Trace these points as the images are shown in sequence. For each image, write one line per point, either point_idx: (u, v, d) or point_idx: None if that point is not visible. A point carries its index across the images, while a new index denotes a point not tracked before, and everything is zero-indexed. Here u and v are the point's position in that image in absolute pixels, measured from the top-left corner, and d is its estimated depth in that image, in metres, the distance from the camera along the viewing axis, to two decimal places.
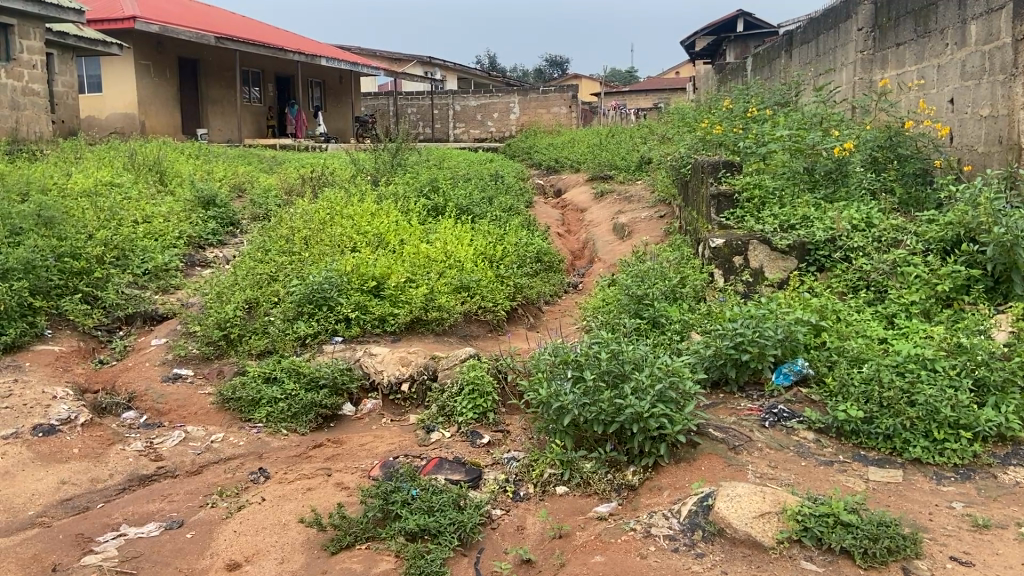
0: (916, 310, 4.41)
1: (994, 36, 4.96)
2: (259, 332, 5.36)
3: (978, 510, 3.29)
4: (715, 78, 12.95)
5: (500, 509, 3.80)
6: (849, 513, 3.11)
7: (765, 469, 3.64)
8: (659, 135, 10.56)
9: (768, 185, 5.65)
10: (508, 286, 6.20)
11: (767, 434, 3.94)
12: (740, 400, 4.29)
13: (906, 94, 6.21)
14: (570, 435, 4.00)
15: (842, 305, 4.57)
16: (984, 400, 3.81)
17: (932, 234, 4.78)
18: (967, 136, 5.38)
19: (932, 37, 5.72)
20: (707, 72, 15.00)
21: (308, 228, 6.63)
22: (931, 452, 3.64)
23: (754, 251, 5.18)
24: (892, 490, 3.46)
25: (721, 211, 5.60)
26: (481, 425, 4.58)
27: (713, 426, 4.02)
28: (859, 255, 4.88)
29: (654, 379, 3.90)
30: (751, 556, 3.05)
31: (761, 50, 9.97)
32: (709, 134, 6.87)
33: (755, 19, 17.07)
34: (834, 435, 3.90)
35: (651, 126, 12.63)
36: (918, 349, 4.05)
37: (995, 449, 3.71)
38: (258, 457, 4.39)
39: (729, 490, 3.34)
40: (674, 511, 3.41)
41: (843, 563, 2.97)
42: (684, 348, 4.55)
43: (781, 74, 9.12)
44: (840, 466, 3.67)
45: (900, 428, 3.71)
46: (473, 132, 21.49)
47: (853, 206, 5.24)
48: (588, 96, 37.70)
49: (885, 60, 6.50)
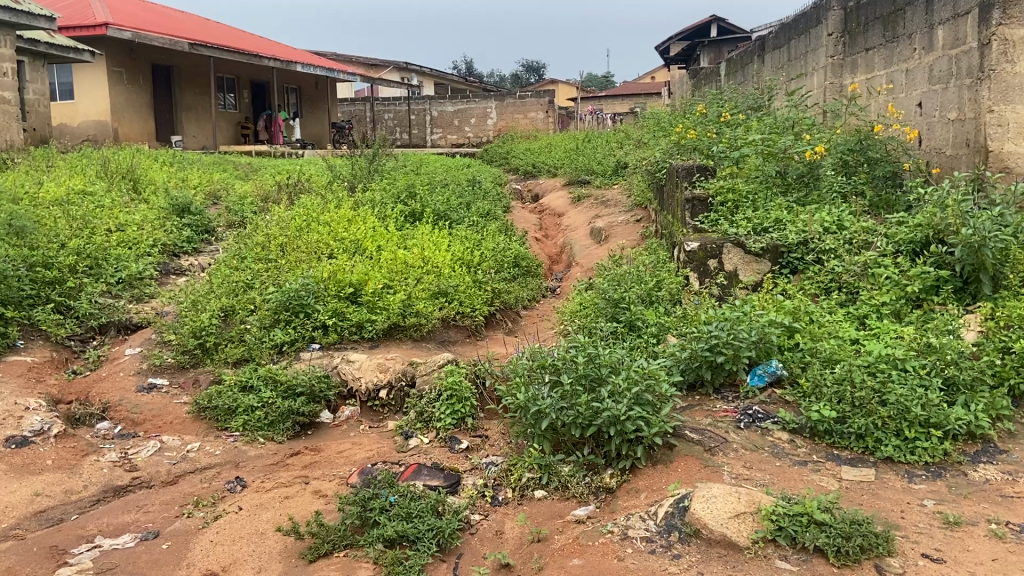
0: (887, 311, 4.48)
1: (961, 40, 5.05)
2: (235, 340, 5.33)
3: (949, 507, 3.35)
4: (690, 83, 13.08)
5: (479, 514, 3.81)
6: (822, 512, 3.16)
7: (740, 470, 3.68)
8: (635, 140, 10.63)
9: (742, 189, 5.70)
10: (486, 291, 6.20)
11: (743, 436, 3.98)
12: (716, 402, 4.33)
13: (876, 99, 6.30)
14: (548, 440, 4.02)
15: (815, 307, 4.63)
16: (954, 399, 3.88)
17: (902, 236, 4.86)
18: (935, 140, 5.47)
19: (900, 41, 5.82)
20: (681, 77, 15.11)
21: (284, 235, 6.61)
22: (903, 451, 3.69)
23: (728, 254, 5.21)
24: (865, 488, 3.51)
25: (695, 215, 5.62)
26: (459, 430, 4.58)
27: (689, 428, 4.06)
28: (831, 257, 4.96)
29: (631, 382, 3.93)
30: (726, 557, 3.08)
31: (734, 55, 10.06)
32: (684, 138, 6.93)
33: (728, 25, 17.26)
34: (808, 436, 3.95)
35: (628, 130, 12.73)
36: (889, 350, 4.12)
37: (966, 447, 3.77)
38: (235, 465, 4.36)
39: (704, 492, 3.37)
40: (651, 514, 3.44)
41: (817, 561, 3.01)
42: (661, 351, 4.59)
43: (754, 78, 9.22)
44: (814, 466, 3.71)
45: (872, 428, 3.76)
46: (450, 137, 21.51)
47: (825, 209, 5.31)
48: (564, 101, 37.93)
49: (855, 65, 6.60)
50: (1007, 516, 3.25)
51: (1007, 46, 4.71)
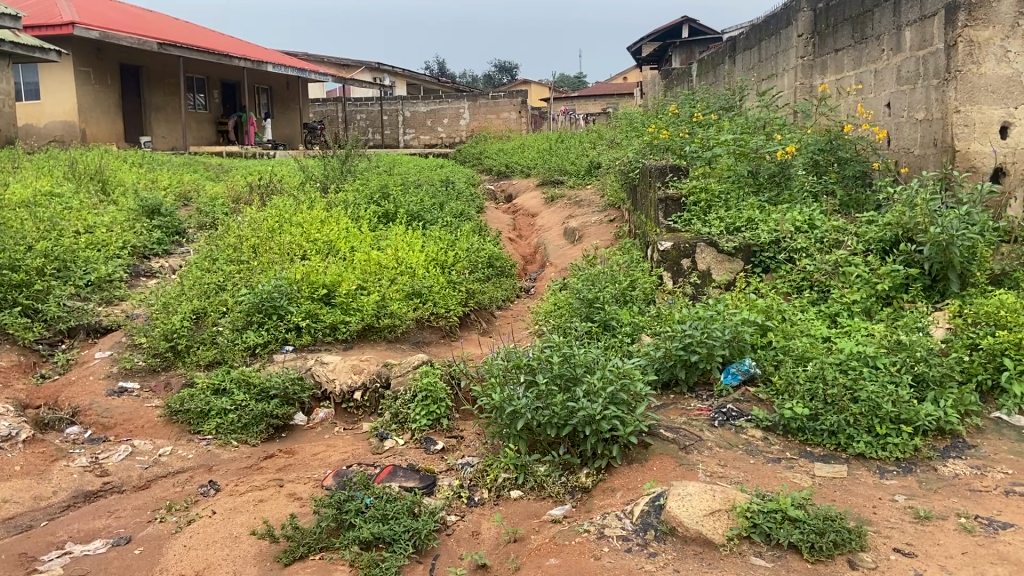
0: (858, 308, 4.54)
1: (927, 41, 5.13)
2: (207, 342, 5.26)
3: (920, 502, 3.40)
4: (662, 83, 13.17)
5: (455, 515, 3.80)
6: (795, 508, 3.19)
7: (714, 468, 3.70)
8: (607, 140, 10.68)
9: (714, 189, 5.74)
10: (460, 291, 6.19)
11: (717, 434, 4.02)
12: (690, 400, 4.36)
13: (845, 99, 6.38)
14: (523, 440, 4.02)
15: (787, 306, 4.67)
16: (924, 395, 3.94)
17: (872, 235, 4.92)
18: (904, 140, 5.55)
19: (869, 43, 5.90)
20: (652, 77, 15.20)
21: (256, 236, 6.54)
22: (874, 447, 3.74)
23: (701, 253, 5.25)
24: (837, 484, 3.55)
25: (668, 215, 5.66)
26: (435, 432, 4.56)
27: (664, 427, 4.09)
28: (802, 256, 5.01)
29: (606, 381, 3.95)
30: (702, 554, 3.11)
31: (705, 56, 10.14)
32: (656, 139, 6.96)
33: (699, 25, 17.39)
34: (781, 433, 3.99)
35: (600, 131, 12.78)
36: (860, 347, 4.17)
37: (935, 442, 3.83)
38: (208, 469, 4.31)
39: (680, 490, 3.39)
40: (627, 512, 3.46)
41: (791, 557, 3.04)
42: (636, 351, 4.61)
43: (725, 79, 9.30)
44: (787, 463, 3.75)
45: (844, 425, 3.81)
46: (423, 138, 21.45)
47: (796, 208, 5.37)
48: (537, 102, 38.02)
49: (824, 65, 6.68)
50: (976, 510, 3.31)
51: (972, 48, 4.80)
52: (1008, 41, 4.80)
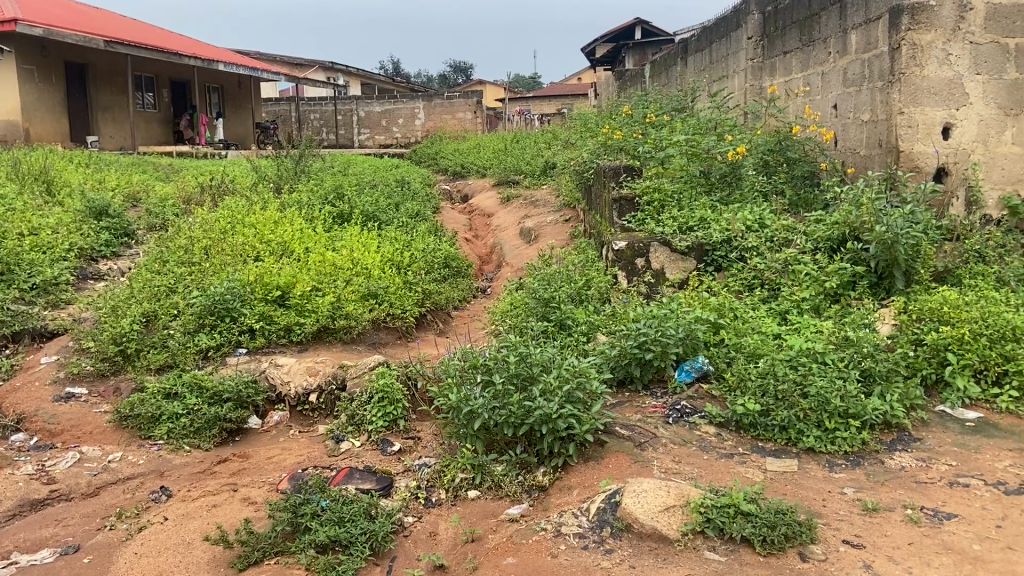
0: (806, 306, 4.65)
1: (872, 44, 5.26)
2: (158, 346, 5.16)
3: (868, 494, 3.49)
4: (615, 85, 13.30)
5: (412, 516, 3.80)
6: (748, 503, 3.26)
7: (669, 464, 3.76)
8: (562, 140, 10.74)
9: (667, 188, 5.81)
10: (417, 291, 6.17)
11: (671, 430, 4.08)
12: (645, 398, 4.42)
13: (794, 101, 6.52)
14: (481, 439, 4.03)
15: (739, 304, 4.76)
16: (870, 390, 4.05)
17: (820, 234, 5.03)
18: (850, 141, 5.69)
19: (816, 45, 6.04)
20: (606, 78, 15.34)
21: (208, 238, 6.44)
22: (823, 441, 3.83)
23: (655, 253, 5.31)
24: (788, 478, 3.63)
25: (623, 215, 5.71)
26: (391, 433, 4.55)
27: (620, 424, 4.14)
28: (753, 255, 5.11)
29: (562, 380, 3.98)
30: (657, 549, 3.15)
31: (658, 57, 10.26)
32: (610, 139, 7.03)
33: (652, 28, 17.58)
34: (734, 429, 4.06)
35: (555, 131, 12.85)
36: (809, 344, 4.26)
37: (882, 435, 3.94)
38: (159, 475, 4.23)
39: (635, 487, 3.44)
40: (583, 510, 3.49)
41: (744, 551, 3.11)
42: (591, 349, 4.66)
43: (677, 80, 9.42)
44: (740, 458, 3.82)
45: (794, 420, 3.89)
46: (378, 138, 21.34)
47: (747, 208, 5.47)
48: (491, 102, 38.07)
49: (773, 67, 6.81)
50: (921, 502, 3.42)
51: (916, 51, 4.89)
52: (951, 44, 4.90)
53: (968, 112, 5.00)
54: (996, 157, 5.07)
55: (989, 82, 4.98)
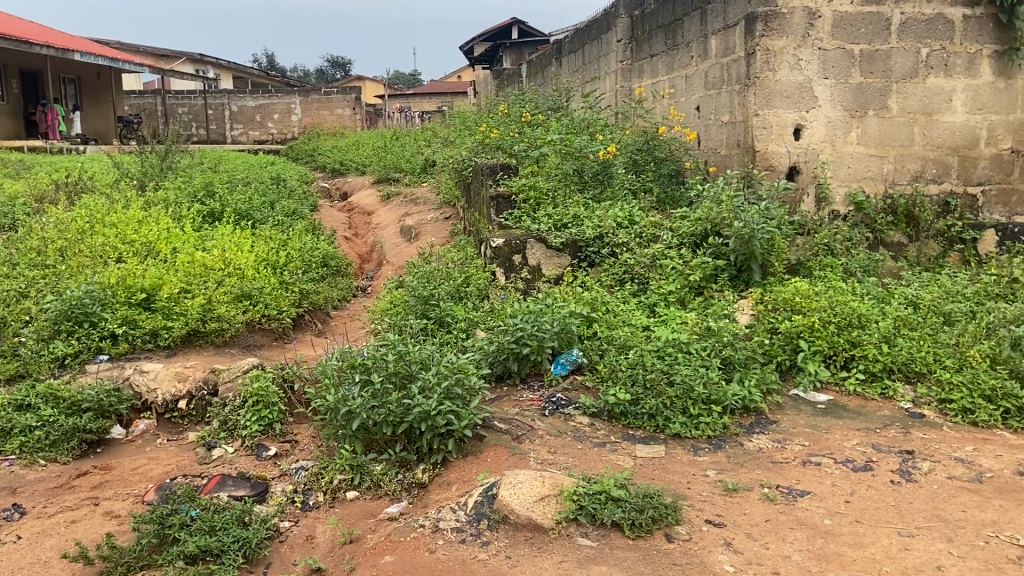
0: (673, 298, 4.87)
1: (730, 50, 5.57)
2: (7, 355, 4.81)
3: (729, 476, 3.71)
4: (493, 84, 13.43)
5: (288, 521, 3.73)
6: (618, 489, 3.39)
7: (545, 455, 3.86)
8: (441, 138, 10.76)
9: (542, 186, 5.92)
10: (293, 291, 6.04)
11: (547, 422, 4.18)
12: (522, 391, 4.51)
13: (660, 102, 6.81)
14: (359, 440, 4.00)
15: (610, 298, 4.93)
16: (731, 376, 4.30)
17: (685, 230, 5.29)
18: (711, 141, 5.99)
19: (680, 49, 6.32)
20: (484, 77, 15.45)
21: (64, 239, 6.06)
22: (688, 427, 4.03)
23: (531, 249, 5.42)
24: (656, 464, 3.80)
25: (500, 212, 5.79)
26: (267, 437, 4.44)
27: (498, 419, 4.21)
28: (624, 251, 5.31)
29: (440, 377, 4.00)
30: (532, 539, 3.23)
31: (534, 57, 10.45)
32: (488, 137, 7.10)
33: (529, 27, 17.84)
34: (607, 418, 4.21)
35: (434, 129, 12.85)
36: (675, 334, 4.47)
37: (741, 419, 4.19)
38: (10, 492, 3.95)
39: (511, 479, 3.50)
40: (461, 504, 3.54)
41: (614, 535, 3.23)
42: (470, 346, 4.71)
43: (552, 80, 9.63)
44: (611, 446, 3.97)
45: (661, 407, 4.08)
46: (252, 133, 20.57)
47: (618, 205, 5.67)
48: (372, 98, 37.54)
49: (641, 69, 7.08)
50: (776, 480, 3.67)
51: (769, 56, 5.21)
52: (800, 50, 5.23)
53: (817, 114, 5.33)
54: (842, 156, 5.41)
55: (837, 86, 5.30)
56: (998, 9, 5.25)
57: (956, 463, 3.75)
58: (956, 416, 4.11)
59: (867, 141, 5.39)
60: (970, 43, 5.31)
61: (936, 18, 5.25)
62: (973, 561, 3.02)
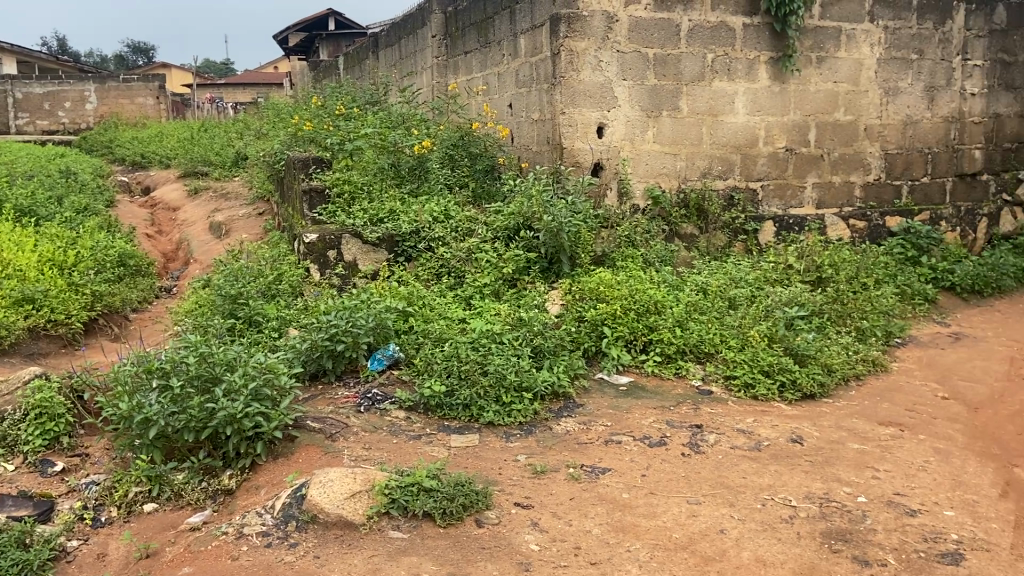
0: (487, 291, 4.99)
1: (538, 49, 5.77)
2: None
3: (538, 459, 3.85)
4: (308, 76, 13.06)
5: (77, 540, 3.45)
6: (429, 479, 3.42)
7: (359, 452, 3.83)
8: (254, 131, 10.34)
9: (357, 181, 5.87)
10: (85, 294, 5.61)
11: (362, 418, 4.15)
12: (337, 389, 4.44)
13: (473, 99, 6.94)
14: (159, 448, 3.78)
15: (426, 292, 4.97)
16: (541, 364, 4.47)
17: (498, 224, 5.42)
18: (523, 137, 6.18)
19: (491, 47, 6.46)
20: (299, 69, 14.99)
21: None
22: (501, 414, 4.14)
23: (347, 244, 5.35)
24: (469, 452, 3.87)
25: (314, 207, 5.66)
26: (52, 452, 4.09)
27: (310, 418, 4.12)
28: (439, 245, 5.36)
29: (247, 378, 3.84)
30: (342, 536, 3.20)
31: (350, 50, 10.27)
32: (300, 130, 6.92)
33: (346, 20, 17.49)
34: (422, 411, 4.24)
35: (246, 121, 12.30)
36: (488, 326, 4.58)
37: (551, 404, 4.36)
38: None
39: (321, 477, 3.44)
40: (269, 507, 3.44)
41: (425, 525, 3.26)
42: (282, 344, 4.57)
43: (369, 74, 9.53)
44: (426, 438, 3.99)
45: (475, 397, 4.16)
46: (39, 123, 18.72)
47: (433, 200, 5.72)
48: (182, 88, 35.31)
49: (456, 66, 7.17)
50: (581, 460, 3.86)
51: (573, 57, 5.44)
52: (601, 52, 5.50)
53: (617, 114, 5.63)
54: (641, 154, 5.73)
55: (634, 88, 5.62)
56: (773, 19, 5.78)
57: (738, 434, 4.12)
58: (740, 391, 4.51)
59: (661, 140, 5.75)
60: (750, 49, 5.82)
61: (721, 26, 5.71)
62: (752, 522, 3.37)
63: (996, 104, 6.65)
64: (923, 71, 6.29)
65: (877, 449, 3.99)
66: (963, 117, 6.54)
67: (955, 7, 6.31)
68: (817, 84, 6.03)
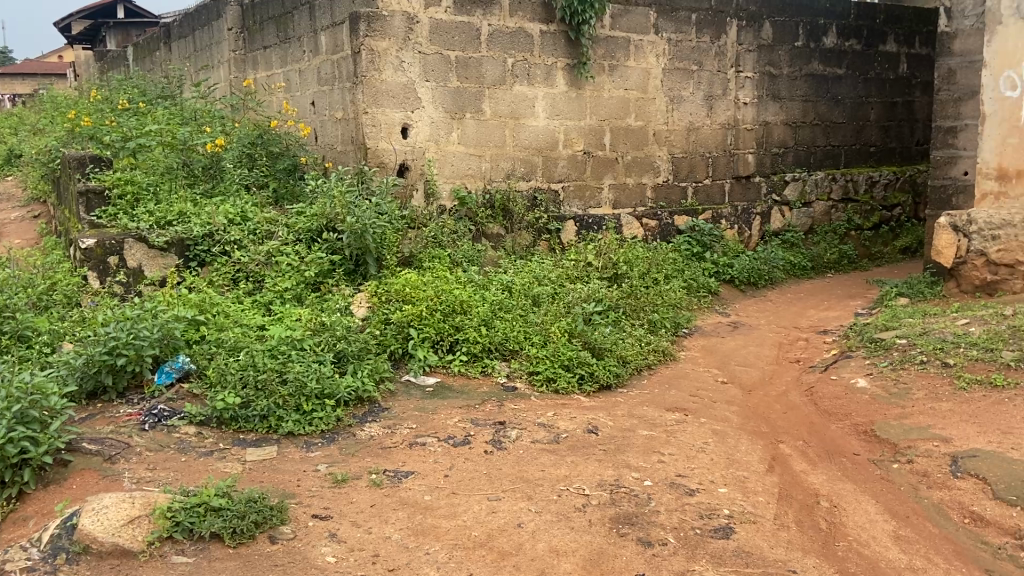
0: (289, 296, 4.84)
1: (339, 47, 5.66)
2: None
3: (339, 467, 3.78)
4: (94, 68, 12.02)
5: None
6: (219, 498, 3.25)
7: (143, 473, 3.57)
8: (29, 126, 9.38)
9: (140, 181, 5.51)
10: None
11: (148, 437, 3.88)
12: (120, 407, 4.13)
13: (272, 96, 6.71)
14: None
15: (221, 299, 4.73)
16: (344, 369, 4.38)
17: (301, 225, 5.27)
18: (327, 136, 6.04)
19: (291, 43, 6.27)
20: (86, 60, 13.75)
21: None
22: (302, 424, 4.02)
23: (131, 249, 4.99)
24: (266, 465, 3.73)
25: (91, 210, 5.28)
26: None
27: (87, 440, 3.79)
28: (235, 248, 5.12)
29: (8, 400, 3.46)
30: (118, 566, 2.97)
31: (140, 41, 9.57)
32: (77, 126, 6.37)
33: (139, 8, 16.25)
34: (216, 425, 4.02)
35: (20, 115, 11.13)
36: (288, 332, 4.42)
37: (355, 410, 4.29)
38: None
39: (95, 504, 3.18)
40: (33, 541, 3.12)
41: (213, 547, 3.10)
42: (52, 361, 4.18)
43: (162, 67, 8.93)
44: (220, 454, 3.80)
45: (273, 408, 4.01)
46: None
47: (228, 201, 5.46)
48: None
49: (255, 60, 6.87)
50: (384, 465, 3.83)
51: (374, 56, 5.41)
52: (402, 52, 5.51)
53: (421, 115, 5.64)
54: (446, 155, 5.78)
55: (437, 89, 5.67)
56: (568, 27, 6.04)
57: (539, 428, 4.27)
58: (542, 386, 4.67)
59: (466, 142, 5.83)
60: (547, 55, 6.04)
61: (518, 31, 5.89)
62: (547, 513, 3.50)
63: (766, 112, 7.32)
64: (703, 81, 6.83)
65: (664, 434, 4.28)
66: (738, 124, 7.15)
67: (728, 23, 6.90)
68: (609, 91, 6.37)
